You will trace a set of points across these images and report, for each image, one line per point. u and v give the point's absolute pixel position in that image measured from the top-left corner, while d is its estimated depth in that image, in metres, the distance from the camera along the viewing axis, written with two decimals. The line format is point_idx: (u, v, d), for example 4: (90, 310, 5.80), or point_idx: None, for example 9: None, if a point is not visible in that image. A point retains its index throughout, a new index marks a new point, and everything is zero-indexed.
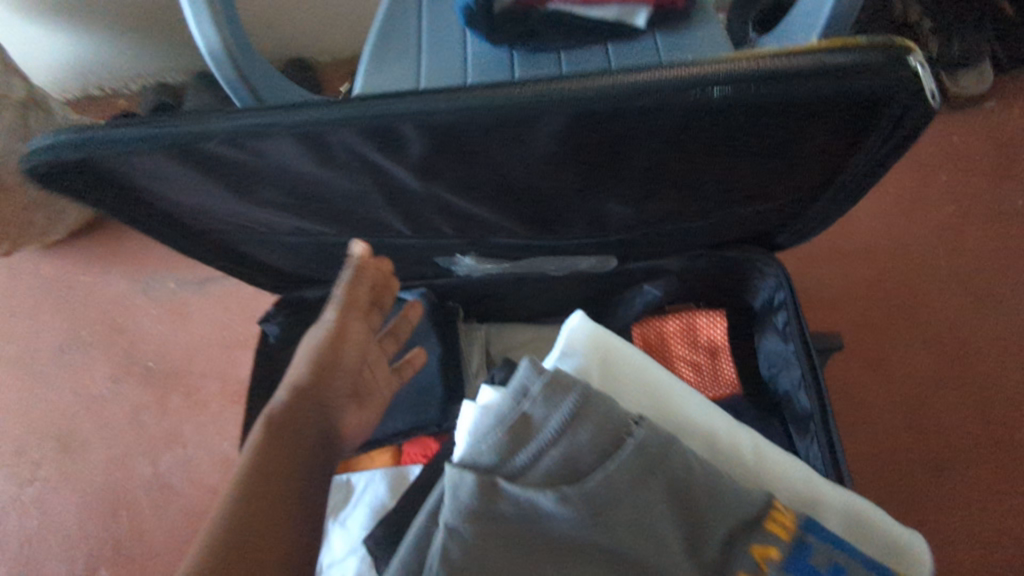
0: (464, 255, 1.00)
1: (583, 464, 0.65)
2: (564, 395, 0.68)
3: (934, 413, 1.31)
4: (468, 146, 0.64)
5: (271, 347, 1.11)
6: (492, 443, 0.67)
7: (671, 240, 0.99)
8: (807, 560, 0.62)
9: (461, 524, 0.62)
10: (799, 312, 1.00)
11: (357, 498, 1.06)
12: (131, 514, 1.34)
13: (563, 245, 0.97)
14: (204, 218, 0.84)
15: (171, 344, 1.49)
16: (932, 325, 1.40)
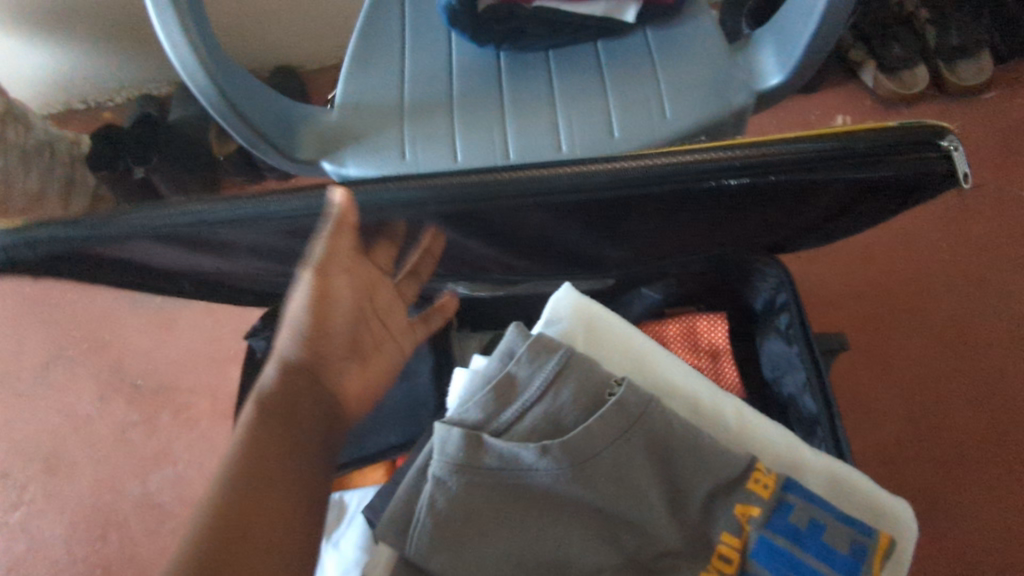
0: (455, 282, 0.95)
1: (567, 420, 0.63)
2: (549, 355, 0.67)
3: (950, 412, 1.26)
4: (474, 218, 0.62)
5: (253, 365, 1.07)
6: (479, 402, 0.66)
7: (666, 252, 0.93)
8: (787, 520, 0.58)
9: (447, 477, 0.60)
10: (802, 314, 0.95)
11: (350, 518, 1.00)
12: (120, 536, 1.30)
13: (551, 267, 0.91)
14: (191, 279, 0.80)
15: (160, 360, 1.46)
16: (945, 319, 1.34)
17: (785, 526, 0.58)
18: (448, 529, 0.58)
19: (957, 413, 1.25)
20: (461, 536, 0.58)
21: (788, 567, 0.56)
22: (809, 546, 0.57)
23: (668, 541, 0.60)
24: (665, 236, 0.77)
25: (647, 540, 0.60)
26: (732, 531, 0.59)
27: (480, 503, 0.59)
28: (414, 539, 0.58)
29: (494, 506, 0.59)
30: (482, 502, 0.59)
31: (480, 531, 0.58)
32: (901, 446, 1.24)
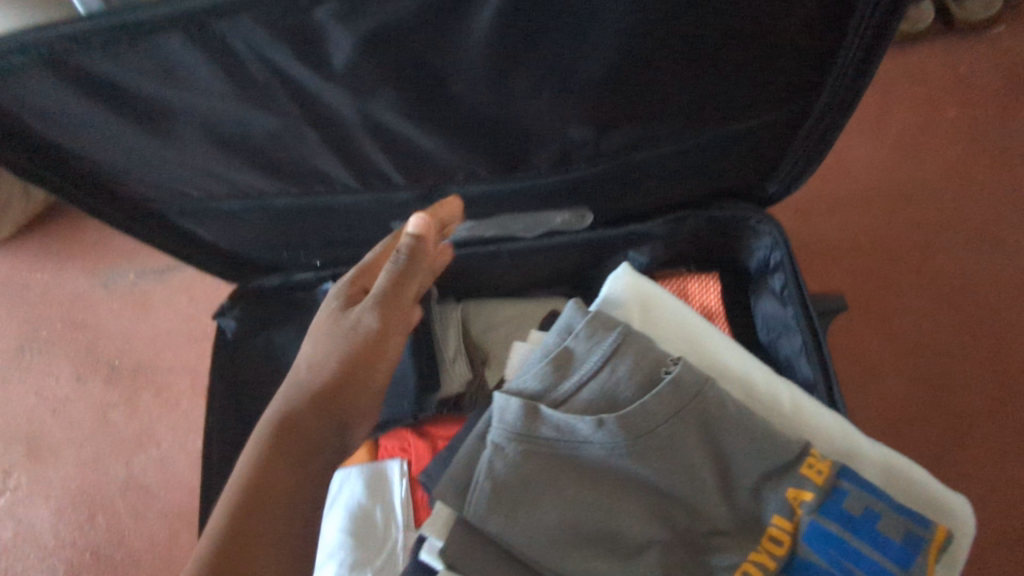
0: None
1: (622, 396, 0.69)
2: (606, 333, 0.73)
3: (950, 370, 1.22)
4: (389, 38, 0.60)
5: (229, 341, 1.03)
6: (538, 373, 0.72)
7: (649, 186, 0.90)
8: (842, 506, 0.61)
9: (506, 443, 0.67)
10: (797, 272, 0.93)
11: (333, 501, 0.98)
12: (108, 518, 1.27)
13: (522, 198, 0.88)
14: (127, 180, 0.81)
15: (137, 339, 1.41)
16: (944, 273, 1.31)
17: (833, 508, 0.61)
18: (504, 496, 0.64)
19: (958, 371, 1.22)
20: (516, 499, 0.64)
21: (840, 551, 0.59)
22: (862, 532, 0.60)
23: (718, 520, 0.64)
24: (627, 115, 0.74)
25: (698, 519, 0.65)
26: (784, 515, 0.63)
27: (539, 479, 0.65)
28: (473, 500, 0.64)
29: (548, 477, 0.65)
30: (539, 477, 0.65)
31: (538, 504, 0.64)
32: (901, 406, 1.21)
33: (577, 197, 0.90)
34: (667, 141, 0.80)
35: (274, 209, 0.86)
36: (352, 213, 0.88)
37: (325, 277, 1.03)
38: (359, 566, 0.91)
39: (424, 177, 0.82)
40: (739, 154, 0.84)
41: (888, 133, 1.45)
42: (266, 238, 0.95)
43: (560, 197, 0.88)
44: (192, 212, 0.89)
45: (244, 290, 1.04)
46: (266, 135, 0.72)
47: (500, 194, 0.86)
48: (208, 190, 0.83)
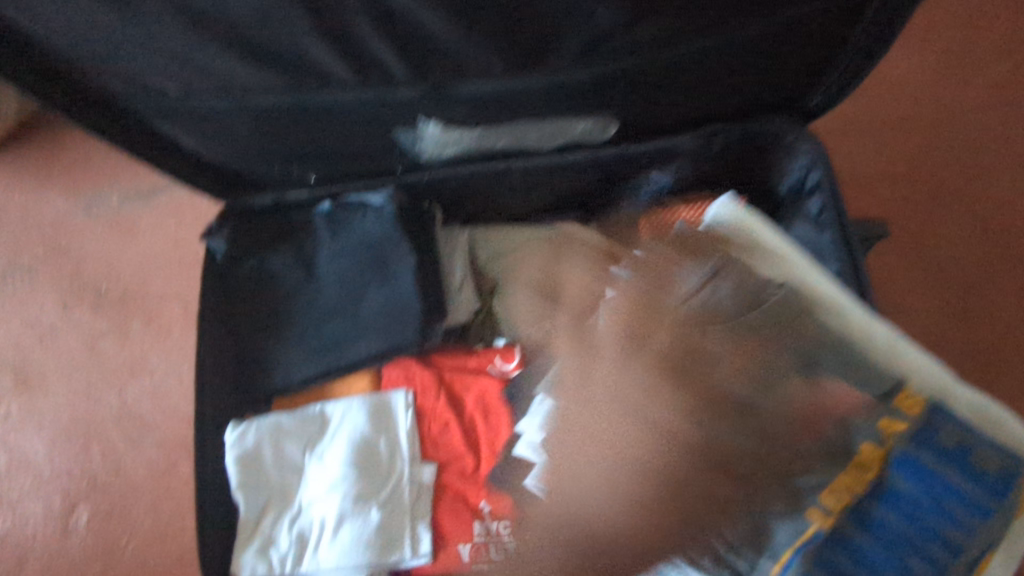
0: (427, 122, 0.81)
1: (728, 308, 0.83)
2: (710, 260, 0.88)
3: (977, 306, 1.17)
4: None
5: (220, 265, 0.95)
6: (641, 282, 0.87)
7: (682, 90, 0.81)
8: (932, 439, 0.70)
9: (626, 355, 0.78)
10: (836, 194, 0.85)
11: (336, 432, 0.93)
12: (104, 447, 1.23)
13: (540, 100, 0.78)
14: (97, 68, 0.72)
15: (124, 265, 1.34)
16: (977, 207, 1.24)
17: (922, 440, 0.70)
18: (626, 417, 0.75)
19: (985, 307, 1.17)
20: (638, 402, 0.75)
21: (926, 478, 0.68)
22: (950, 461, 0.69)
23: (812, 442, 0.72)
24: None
25: (787, 445, 0.72)
26: (874, 442, 0.71)
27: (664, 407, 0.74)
28: (592, 388, 0.78)
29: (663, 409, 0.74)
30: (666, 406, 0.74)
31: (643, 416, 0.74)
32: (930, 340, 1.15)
33: (602, 101, 0.81)
34: (712, 32, 0.71)
35: (258, 111, 0.78)
36: (351, 116, 0.79)
37: (322, 196, 0.97)
38: (364, 499, 0.89)
39: (430, 73, 0.73)
40: (791, 47, 0.76)
41: (926, 55, 1.35)
42: (253, 146, 0.86)
43: (585, 100, 0.79)
44: (171, 112, 0.80)
45: (234, 208, 0.95)
46: (252, 16, 0.63)
47: (518, 95, 0.77)
48: (185, 85, 0.74)
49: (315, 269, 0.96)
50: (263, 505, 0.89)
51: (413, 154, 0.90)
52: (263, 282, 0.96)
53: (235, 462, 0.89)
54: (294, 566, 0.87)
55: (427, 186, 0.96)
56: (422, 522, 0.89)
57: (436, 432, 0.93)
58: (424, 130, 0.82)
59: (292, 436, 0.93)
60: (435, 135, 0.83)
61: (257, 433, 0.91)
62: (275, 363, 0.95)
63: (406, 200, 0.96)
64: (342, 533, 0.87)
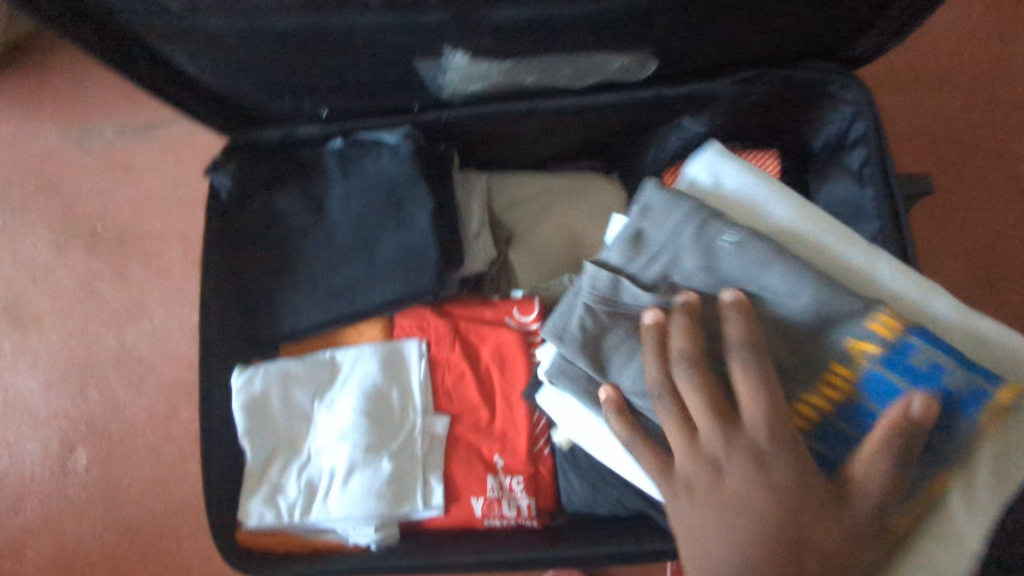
0: (453, 52, 0.75)
1: (698, 259, 0.69)
2: (683, 201, 0.72)
3: (995, 275, 1.16)
4: None
5: (224, 201, 0.91)
6: (618, 249, 0.74)
7: (724, 29, 0.75)
8: (909, 360, 0.60)
9: (596, 308, 0.72)
10: (883, 147, 0.80)
11: (345, 380, 0.90)
12: (102, 390, 1.20)
13: (574, 32, 0.72)
14: None
15: (119, 204, 1.28)
16: (1004, 174, 1.21)
17: (897, 357, 0.61)
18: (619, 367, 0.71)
19: (1003, 277, 1.16)
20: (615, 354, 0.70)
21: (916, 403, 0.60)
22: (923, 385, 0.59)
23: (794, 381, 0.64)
24: None
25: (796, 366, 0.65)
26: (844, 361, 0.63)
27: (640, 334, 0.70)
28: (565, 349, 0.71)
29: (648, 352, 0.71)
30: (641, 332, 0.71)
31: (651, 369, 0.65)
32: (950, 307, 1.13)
33: (641, 36, 0.75)
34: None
35: (269, 36, 0.72)
36: (366, 41, 0.73)
37: (334, 133, 0.92)
38: (375, 449, 0.86)
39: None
40: None
41: (966, 10, 1.29)
42: (261, 75, 0.81)
43: (621, 33, 0.73)
44: (168, 34, 0.73)
45: (240, 143, 0.91)
46: None
47: (551, 24, 0.70)
48: (190, 2, 0.68)
49: (326, 210, 0.91)
50: (271, 453, 0.88)
51: (432, 88, 0.84)
52: (270, 222, 0.91)
53: (243, 407, 0.87)
54: (302, 514, 0.85)
55: (445, 125, 0.91)
56: (434, 474, 0.87)
57: (450, 383, 0.90)
58: (450, 60, 0.76)
59: (300, 382, 0.90)
60: (462, 65, 0.77)
61: (265, 379, 0.88)
62: (282, 308, 0.91)
63: (422, 139, 0.90)
64: (352, 483, 0.85)
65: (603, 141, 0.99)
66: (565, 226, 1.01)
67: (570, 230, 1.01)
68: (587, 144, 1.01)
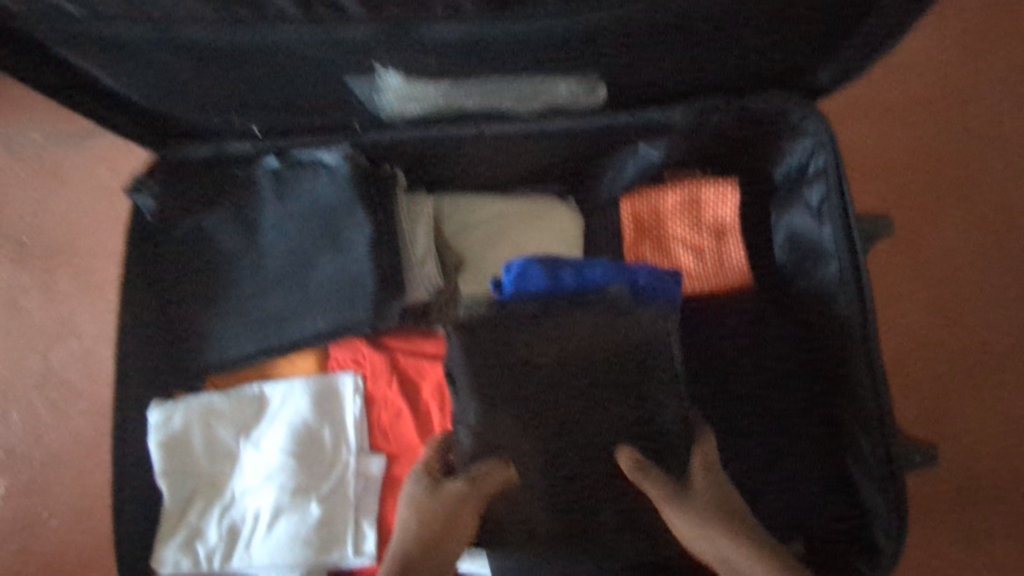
0: (387, 73, 0.69)
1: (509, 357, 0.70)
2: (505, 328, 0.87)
3: (980, 303, 1.04)
4: None
5: (147, 224, 0.85)
6: None
7: (683, 56, 0.72)
8: None
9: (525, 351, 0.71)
10: (843, 184, 0.77)
11: (273, 415, 0.84)
12: (25, 414, 1.12)
13: (517, 58, 0.66)
14: None
15: (48, 215, 1.20)
16: (991, 186, 1.08)
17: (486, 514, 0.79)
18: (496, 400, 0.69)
19: (988, 301, 1.04)
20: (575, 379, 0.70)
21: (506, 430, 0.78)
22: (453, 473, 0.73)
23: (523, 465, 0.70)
24: None
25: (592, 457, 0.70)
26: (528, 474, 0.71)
27: (545, 363, 0.70)
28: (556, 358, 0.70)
29: (546, 370, 0.70)
30: (540, 364, 0.70)
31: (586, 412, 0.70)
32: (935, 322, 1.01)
33: (586, 62, 0.70)
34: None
35: (188, 51, 0.67)
36: (288, 59, 0.68)
37: (268, 151, 0.85)
38: (304, 491, 0.80)
39: (385, 6, 0.60)
40: (808, 15, 0.67)
41: (972, 10, 1.16)
42: (172, 83, 0.75)
43: (567, 61, 0.69)
44: (62, 39, 0.68)
45: (164, 160, 0.85)
46: None
47: (478, 45, 0.64)
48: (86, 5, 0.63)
49: (258, 233, 0.85)
50: (191, 496, 0.81)
51: (371, 109, 0.79)
52: (199, 242, 0.85)
53: (159, 446, 0.80)
54: (222, 563, 0.79)
55: (388, 146, 0.85)
56: (367, 518, 0.81)
57: (387, 420, 0.85)
58: (385, 79, 0.70)
59: (224, 418, 0.83)
60: (398, 85, 0.71)
61: (185, 415, 0.82)
62: (210, 336, 0.84)
63: (364, 160, 0.85)
64: (278, 529, 0.79)
65: (557, 164, 0.94)
66: (515, 250, 0.96)
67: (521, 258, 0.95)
68: (541, 168, 0.96)
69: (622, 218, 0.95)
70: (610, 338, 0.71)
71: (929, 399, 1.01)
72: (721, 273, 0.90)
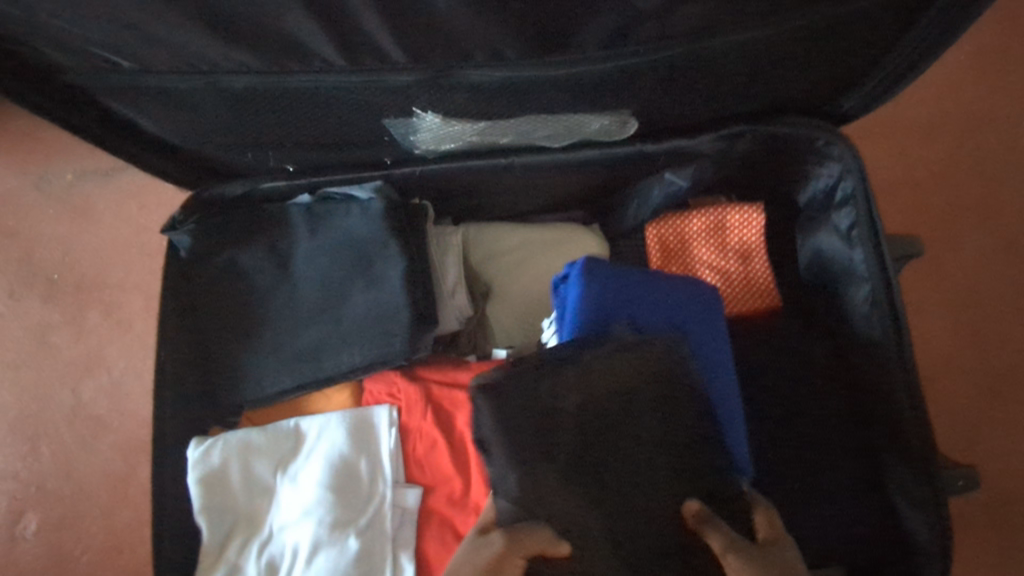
0: (424, 112, 0.72)
1: (543, 405, 0.66)
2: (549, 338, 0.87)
3: (1007, 320, 1.04)
4: None
5: (182, 261, 0.86)
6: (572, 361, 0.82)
7: (711, 88, 0.74)
8: None
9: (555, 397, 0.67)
10: (872, 210, 0.77)
11: (309, 449, 0.84)
12: (55, 450, 1.13)
13: (551, 95, 0.70)
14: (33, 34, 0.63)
15: (78, 252, 1.22)
16: (1013, 204, 1.09)
17: None
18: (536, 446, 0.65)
19: (1014, 318, 1.04)
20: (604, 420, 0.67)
21: None
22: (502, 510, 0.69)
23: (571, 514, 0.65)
24: None
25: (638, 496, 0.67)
26: None
27: (572, 413, 0.67)
28: (589, 397, 0.68)
29: (576, 412, 0.67)
30: (567, 417, 0.66)
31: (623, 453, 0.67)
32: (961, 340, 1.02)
33: (617, 95, 0.72)
34: (756, 23, 0.63)
35: (230, 96, 0.70)
36: (328, 99, 0.71)
37: (301, 187, 0.87)
38: (341, 525, 0.80)
39: (425, 50, 0.63)
40: (833, 46, 0.69)
41: (985, 28, 1.17)
42: (211, 126, 0.77)
43: (598, 93, 0.71)
44: (110, 85, 0.70)
45: (199, 198, 0.87)
46: None
47: (513, 81, 0.67)
48: (136, 57, 0.66)
49: (292, 267, 0.86)
50: (229, 531, 0.81)
51: (405, 145, 0.81)
52: (233, 280, 0.86)
53: (198, 482, 0.81)
54: None
55: (418, 180, 0.87)
56: (405, 551, 0.81)
57: (422, 452, 0.85)
58: (422, 119, 0.74)
59: (261, 453, 0.84)
60: (433, 124, 0.75)
61: (224, 451, 0.83)
62: (244, 372, 0.85)
63: (395, 194, 0.86)
64: (316, 565, 0.78)
65: (582, 193, 0.95)
66: (542, 279, 0.96)
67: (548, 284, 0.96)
68: (566, 197, 0.97)
69: (647, 244, 0.94)
70: (635, 373, 0.69)
71: (962, 419, 1.01)
72: (752, 296, 0.91)
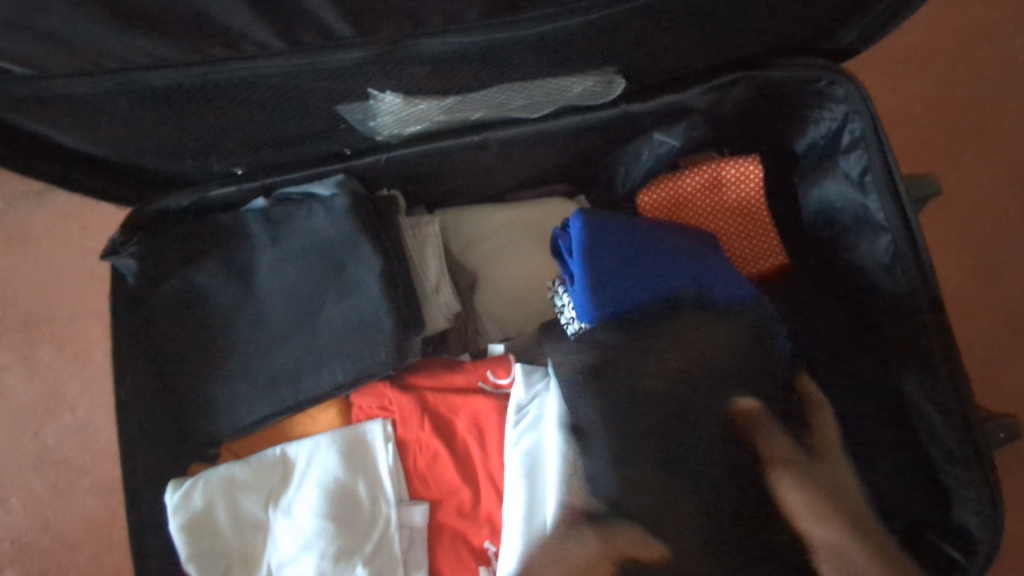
0: (382, 93, 0.63)
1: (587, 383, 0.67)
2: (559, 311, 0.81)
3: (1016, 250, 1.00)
4: None
5: (131, 288, 0.77)
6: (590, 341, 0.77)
7: (703, 34, 0.66)
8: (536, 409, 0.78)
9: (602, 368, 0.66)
10: (885, 153, 0.71)
11: (301, 477, 0.77)
12: (25, 500, 1.04)
13: (527, 59, 0.62)
14: None
15: (19, 284, 1.11)
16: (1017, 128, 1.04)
17: None
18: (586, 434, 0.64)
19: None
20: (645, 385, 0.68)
21: None
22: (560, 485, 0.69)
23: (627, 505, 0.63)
24: None
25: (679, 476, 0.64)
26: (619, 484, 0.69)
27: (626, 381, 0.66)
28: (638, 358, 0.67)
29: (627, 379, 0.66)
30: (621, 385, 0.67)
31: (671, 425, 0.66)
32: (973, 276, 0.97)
33: (597, 53, 0.64)
34: None
35: (155, 97, 0.60)
36: (270, 89, 0.61)
37: (254, 190, 0.79)
38: (346, 556, 0.73)
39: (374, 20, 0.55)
40: None
41: None
42: (139, 133, 0.67)
43: (576, 52, 0.63)
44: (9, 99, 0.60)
45: (139, 216, 0.77)
46: None
47: (479, 47, 0.58)
48: (33, 62, 0.56)
49: (254, 280, 0.77)
50: None
51: (366, 132, 0.72)
52: (191, 302, 0.77)
53: (182, 530, 0.73)
54: None
55: (384, 169, 0.79)
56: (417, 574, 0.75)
57: (424, 465, 0.78)
58: (380, 101, 0.65)
59: (249, 488, 0.76)
60: (394, 106, 0.66)
61: (205, 492, 0.75)
62: (218, 403, 0.77)
63: (358, 186, 0.78)
64: None
65: (566, 164, 0.87)
66: (532, 261, 0.89)
67: (539, 268, 0.89)
68: (548, 170, 0.89)
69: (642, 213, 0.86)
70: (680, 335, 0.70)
71: (982, 359, 0.97)
72: (756, 255, 0.85)
